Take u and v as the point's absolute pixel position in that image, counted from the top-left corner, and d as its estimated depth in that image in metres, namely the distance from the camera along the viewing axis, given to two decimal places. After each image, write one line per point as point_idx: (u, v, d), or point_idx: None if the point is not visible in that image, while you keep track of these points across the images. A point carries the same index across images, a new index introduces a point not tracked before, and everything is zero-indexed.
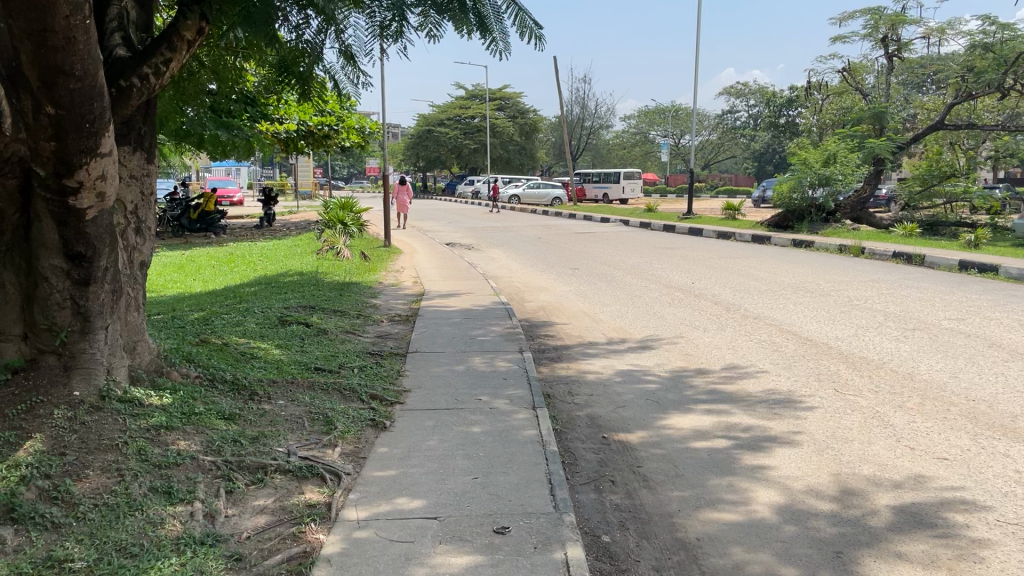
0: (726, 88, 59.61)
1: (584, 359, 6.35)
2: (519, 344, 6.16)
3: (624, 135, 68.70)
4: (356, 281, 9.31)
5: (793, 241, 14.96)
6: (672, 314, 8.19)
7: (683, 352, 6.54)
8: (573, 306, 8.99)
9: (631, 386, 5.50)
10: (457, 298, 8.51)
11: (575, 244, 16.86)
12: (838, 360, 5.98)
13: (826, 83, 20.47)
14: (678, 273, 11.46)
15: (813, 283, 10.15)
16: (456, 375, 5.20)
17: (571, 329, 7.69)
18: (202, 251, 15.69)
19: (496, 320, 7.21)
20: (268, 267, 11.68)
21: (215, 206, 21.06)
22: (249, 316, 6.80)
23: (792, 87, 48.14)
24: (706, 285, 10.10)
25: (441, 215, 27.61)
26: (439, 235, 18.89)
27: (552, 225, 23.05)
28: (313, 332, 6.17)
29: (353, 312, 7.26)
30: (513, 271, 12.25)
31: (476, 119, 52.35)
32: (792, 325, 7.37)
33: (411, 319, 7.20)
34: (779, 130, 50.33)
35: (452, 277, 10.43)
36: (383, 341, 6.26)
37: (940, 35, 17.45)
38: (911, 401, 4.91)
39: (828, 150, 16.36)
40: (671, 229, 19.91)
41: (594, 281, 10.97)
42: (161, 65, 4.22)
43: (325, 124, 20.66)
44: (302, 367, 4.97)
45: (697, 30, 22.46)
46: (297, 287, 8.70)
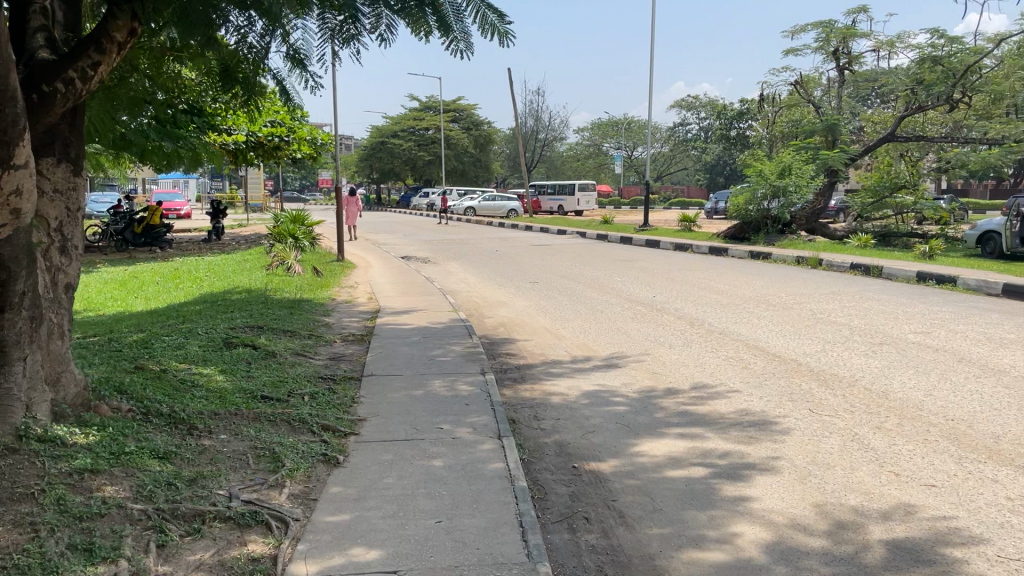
0: (678, 101, 60.31)
1: (548, 380, 6.08)
2: (481, 365, 5.86)
3: (578, 147, 68.98)
4: (308, 299, 8.92)
5: (751, 253, 14.93)
6: (635, 329, 7.97)
7: (651, 370, 6.31)
8: (533, 322, 8.73)
9: (599, 409, 5.24)
10: (413, 316, 8.18)
11: (533, 257, 16.64)
12: (810, 377, 5.80)
13: (778, 96, 20.66)
14: (639, 286, 11.28)
15: (774, 295, 10.06)
16: (414, 400, 4.88)
17: (532, 347, 7.41)
18: (146, 267, 15.09)
19: (455, 339, 6.90)
20: (215, 284, 11.21)
21: (161, 220, 20.37)
22: (191, 338, 6.38)
23: (743, 100, 48.86)
24: (667, 299, 9.93)
25: (395, 228, 27.21)
26: (394, 248, 18.50)
27: (509, 237, 22.84)
28: (260, 356, 5.78)
29: (304, 333, 6.87)
30: (471, 285, 11.95)
31: (430, 130, 52.02)
32: (759, 340, 7.22)
33: (366, 338, 6.86)
34: (730, 142, 50.98)
35: (409, 292, 10.10)
36: (335, 363, 5.90)
37: (889, 49, 17.74)
38: (888, 422, 4.74)
39: (783, 162, 16.28)
40: (628, 241, 19.82)
41: (554, 295, 10.73)
42: (88, 68, 3.87)
43: (275, 134, 20.16)
44: (247, 396, 4.60)
45: (651, 43, 22.53)
46: (245, 305, 8.27)
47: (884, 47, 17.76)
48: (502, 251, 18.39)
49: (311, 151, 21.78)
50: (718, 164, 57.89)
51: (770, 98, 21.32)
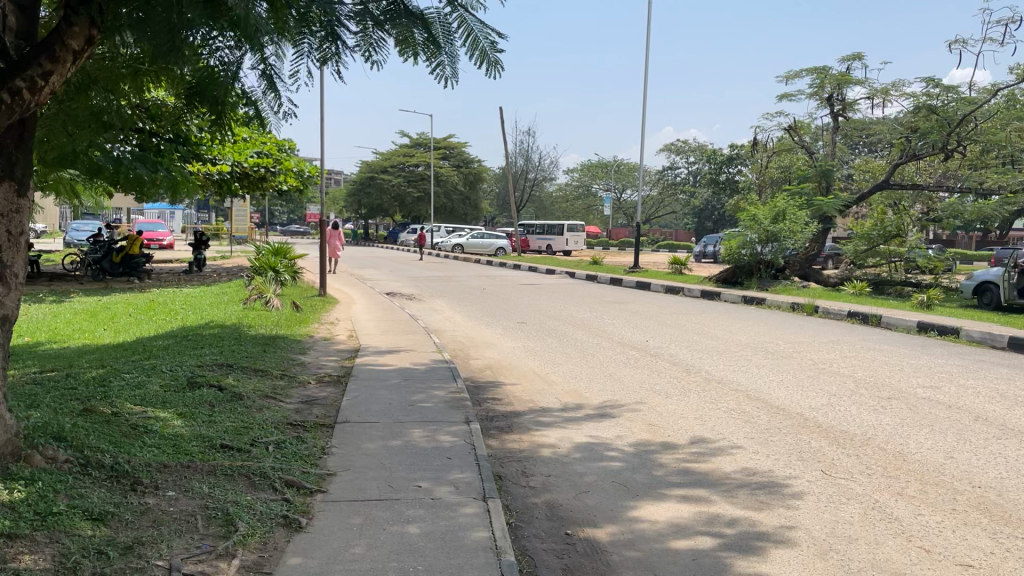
0: (667, 145, 60.68)
1: (538, 430, 5.64)
2: (465, 413, 5.41)
3: (568, 187, 69.14)
4: (284, 335, 8.47)
5: (744, 298, 14.63)
6: (629, 376, 7.57)
7: (647, 421, 5.89)
8: (522, 365, 8.31)
9: (593, 465, 4.80)
10: (396, 356, 7.74)
11: (521, 297, 16.26)
12: (819, 434, 5.41)
13: (771, 141, 20.59)
14: (630, 330, 10.93)
15: (772, 343, 9.72)
16: (391, 452, 4.44)
17: (520, 392, 6.97)
18: (120, 298, 14.60)
19: (438, 382, 6.46)
20: (190, 317, 10.74)
21: (141, 250, 19.91)
22: (154, 377, 5.91)
23: (732, 145, 49.11)
24: (661, 344, 9.57)
25: (381, 263, 26.80)
26: (379, 284, 18.08)
27: (497, 276, 22.47)
28: (226, 399, 5.32)
29: (276, 373, 6.42)
30: (457, 324, 11.54)
31: (420, 167, 51.95)
32: (760, 391, 6.84)
33: (343, 380, 6.41)
34: (719, 186, 51.11)
35: (392, 331, 9.66)
36: (308, 408, 5.45)
37: (884, 96, 17.69)
38: (910, 488, 4.34)
39: (777, 207, 15.96)
40: (618, 282, 19.50)
41: (543, 337, 10.32)
42: (38, 78, 3.49)
43: (262, 165, 19.83)
44: (205, 445, 4.14)
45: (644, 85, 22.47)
46: (217, 341, 7.81)
47: (878, 94, 17.71)
48: (489, 289, 18.00)
49: (298, 183, 21.46)
50: (707, 208, 58.00)
51: (762, 142, 21.18)
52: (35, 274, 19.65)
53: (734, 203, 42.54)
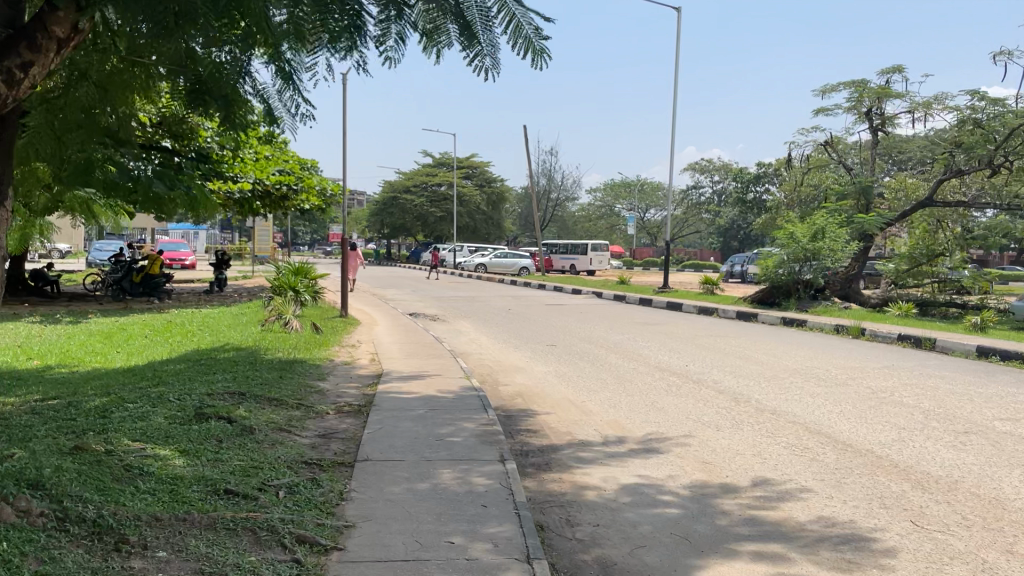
0: (692, 165, 60.10)
1: (579, 469, 5.06)
2: (499, 450, 4.86)
3: (590, 207, 68.69)
4: (302, 359, 7.97)
5: (783, 319, 13.98)
6: (674, 406, 6.98)
7: (700, 459, 5.30)
8: (556, 392, 7.74)
9: (647, 512, 4.22)
10: (421, 382, 7.21)
11: (549, 318, 15.72)
12: (899, 475, 4.80)
13: (805, 157, 19.99)
14: (668, 353, 10.36)
15: (821, 367, 9.12)
16: (418, 497, 3.89)
17: (557, 424, 6.41)
18: (137, 319, 14.21)
19: (467, 412, 5.92)
20: (205, 339, 10.30)
21: (161, 270, 19.62)
22: (158, 407, 5.40)
23: (760, 165, 48.39)
24: (703, 369, 8.99)
25: (404, 283, 26.37)
26: (403, 304, 17.61)
27: (522, 296, 21.93)
28: (234, 433, 4.79)
29: (292, 402, 5.90)
30: (484, 347, 11.00)
31: (443, 187, 51.76)
32: (819, 423, 6.25)
33: (364, 411, 5.88)
34: (746, 206, 50.31)
35: (416, 354, 9.14)
36: (325, 442, 4.92)
37: (925, 110, 17.12)
38: (1021, 545, 3.73)
39: (816, 224, 15.33)
40: (647, 303, 18.89)
41: (576, 361, 9.76)
42: (16, 69, 3.39)
43: (284, 183, 19.55)
44: (206, 491, 3.61)
45: (673, 101, 21.99)
46: (232, 366, 7.33)
47: (919, 108, 17.14)
48: (515, 310, 17.47)
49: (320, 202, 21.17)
50: (732, 228, 57.24)
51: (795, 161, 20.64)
52: (55, 295, 19.39)
53: (761, 222, 41.84)
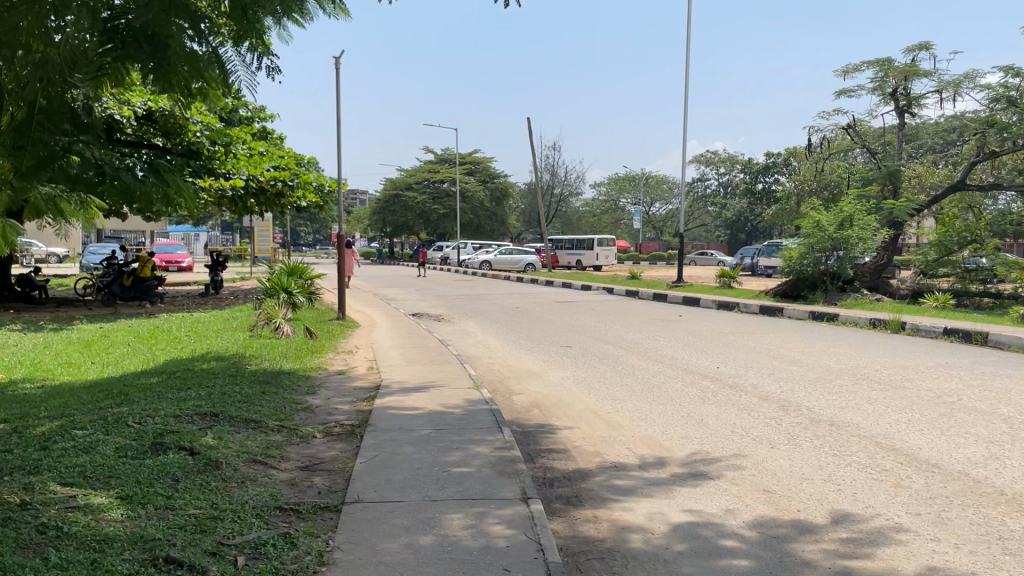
0: (697, 157, 59.04)
1: (618, 503, 4.19)
2: (521, 482, 3.98)
3: (595, 203, 67.74)
4: (291, 370, 7.08)
5: (812, 314, 13.08)
6: (715, 418, 6.09)
7: (761, 488, 4.40)
8: (578, 402, 6.85)
9: (712, 564, 3.36)
10: (425, 394, 6.32)
11: (560, 316, 14.83)
12: (1011, 507, 3.93)
13: (825, 142, 19.06)
14: (695, 353, 9.50)
15: (867, 367, 8.25)
16: (421, 557, 3.01)
17: (583, 443, 5.52)
18: (122, 325, 13.35)
19: (479, 430, 5.04)
20: (189, 347, 9.40)
21: (154, 272, 18.78)
22: (111, 436, 4.52)
23: (769, 154, 47.16)
24: (737, 371, 8.14)
25: (406, 282, 25.51)
26: (405, 304, 16.73)
27: (530, 293, 21.07)
28: (195, 469, 3.89)
29: (274, 425, 4.98)
30: (494, 350, 10.13)
31: (446, 183, 50.83)
32: (890, 438, 5.37)
33: (357, 433, 5.00)
34: (755, 197, 49.03)
35: (420, 360, 8.26)
36: (308, 477, 4.04)
37: (954, 89, 16.20)
38: None
39: (843, 211, 14.33)
40: (662, 298, 18.01)
41: (596, 365, 8.90)
42: None
43: (279, 179, 18.52)
44: (137, 561, 2.74)
45: (686, 85, 21.10)
46: (210, 379, 6.45)
47: (947, 87, 16.23)
48: (524, 307, 16.59)
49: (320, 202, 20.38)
50: (739, 220, 56.22)
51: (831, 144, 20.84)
52: (43, 300, 18.56)
53: (771, 214, 40.86)
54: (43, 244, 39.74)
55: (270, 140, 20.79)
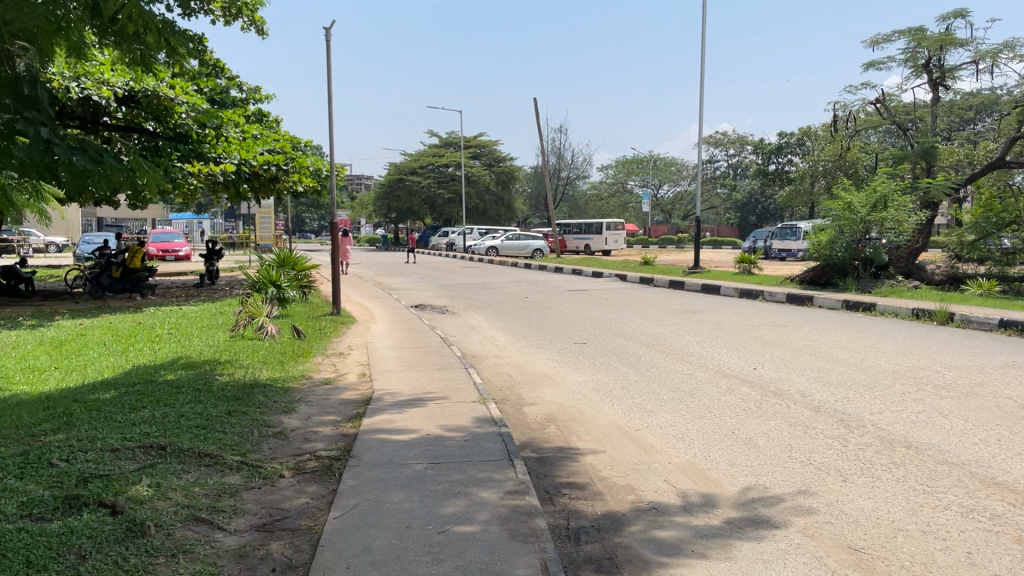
0: (706, 138, 57.67)
1: (666, 569, 3.25)
2: (541, 549, 3.04)
3: (602, 185, 66.57)
4: (268, 379, 6.13)
5: (845, 303, 12.10)
6: (766, 439, 5.13)
7: (846, 546, 3.46)
8: (601, 416, 5.91)
9: None
10: (423, 410, 5.37)
11: (572, 306, 13.88)
12: None
13: (851, 118, 18.02)
14: (727, 351, 8.55)
15: (926, 366, 7.29)
16: None
17: (612, 474, 4.56)
18: (102, 321, 12.45)
19: (486, 464, 4.11)
20: (163, 349, 8.47)
21: (144, 263, 17.90)
22: (22, 482, 3.58)
23: (782, 133, 45.48)
24: (777, 374, 7.19)
25: (410, 269, 24.63)
26: (408, 295, 15.81)
27: (539, 280, 20.15)
28: (111, 538, 2.94)
29: (233, 461, 4.02)
30: (502, 348, 9.21)
31: (451, 168, 49.82)
32: (987, 466, 4.42)
33: (336, 470, 4.06)
34: (768, 178, 46.50)
35: (420, 363, 7.32)
36: (263, 544, 3.09)
37: (992, 60, 15.12)
38: None
39: (878, 192, 13.36)
40: (678, 285, 17.06)
41: (617, 365, 7.97)
42: None
43: (273, 163, 17.15)
44: None
45: (702, 62, 20.10)
46: (171, 395, 5.49)
47: (984, 58, 15.15)
48: (533, 297, 15.63)
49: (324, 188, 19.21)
50: (749, 202, 54.89)
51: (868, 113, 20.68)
52: (29, 294, 17.70)
53: (784, 195, 39.71)
54: (40, 233, 38.99)
55: (265, 123, 19.81)
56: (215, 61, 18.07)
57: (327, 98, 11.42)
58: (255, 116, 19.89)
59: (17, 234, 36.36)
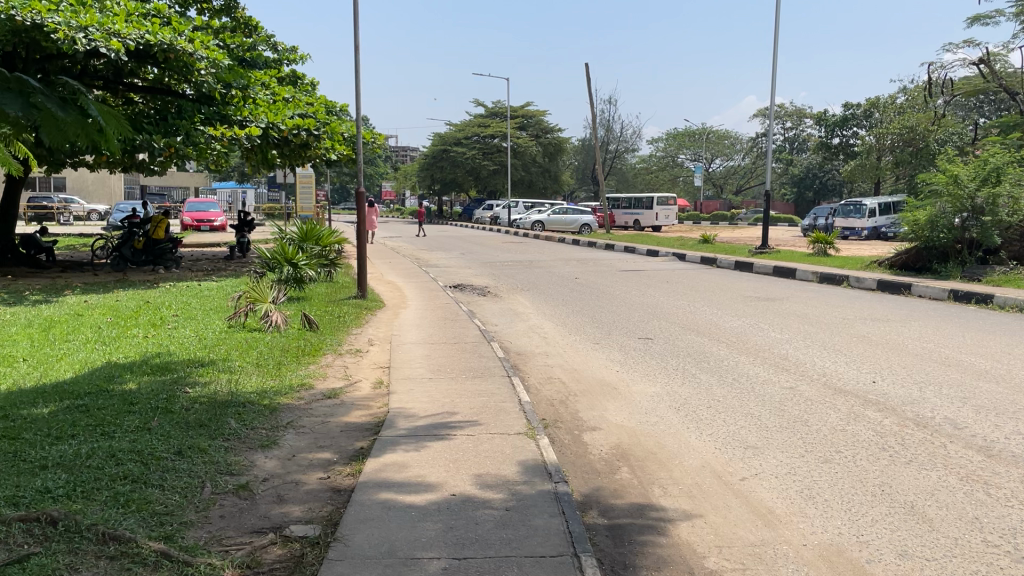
0: (762, 109, 55.03)
1: None
2: None
3: (651, 158, 64.30)
4: (252, 393, 4.70)
5: (952, 292, 10.37)
6: (937, 509, 3.58)
7: None
8: (689, 454, 4.39)
9: None
10: (449, 446, 3.91)
11: (629, 290, 12.32)
12: None
13: (949, 80, 16.14)
14: (828, 357, 6.97)
15: None
16: None
17: (724, 565, 3.07)
18: (108, 298, 11.25)
19: (539, 566, 2.64)
20: (152, 340, 7.12)
21: (168, 234, 16.76)
22: None
23: (846, 104, 42.74)
24: (908, 394, 5.61)
25: (452, 244, 23.22)
26: (446, 273, 14.39)
27: (589, 258, 18.62)
28: None
29: (150, 551, 2.61)
30: (554, 343, 7.76)
31: (496, 138, 48.14)
32: None
33: (310, 568, 2.62)
34: (830, 151, 44.06)
35: (452, 366, 5.88)
36: None
37: None
38: None
39: (990, 163, 11.63)
40: (744, 267, 15.38)
41: (696, 372, 6.44)
42: None
43: (303, 128, 15.70)
44: None
45: (777, 21, 18.30)
46: (115, 418, 4.10)
47: None
48: (585, 278, 14.08)
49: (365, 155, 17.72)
50: (807, 177, 52.18)
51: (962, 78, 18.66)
52: (49, 264, 16.70)
53: (849, 170, 37.26)
54: (80, 201, 38.40)
55: (299, 86, 18.53)
56: (244, 17, 16.85)
57: (355, 60, 10.11)
58: (289, 79, 18.64)
59: (58, 202, 35.93)
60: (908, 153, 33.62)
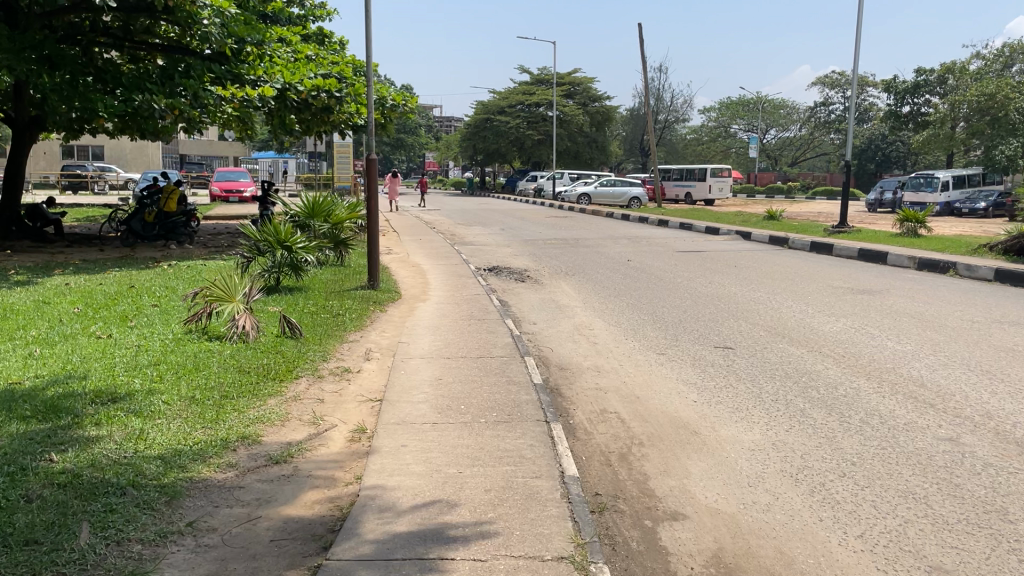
0: (821, 76, 51.64)
1: None
2: None
3: (703, 128, 61.32)
4: (151, 460, 3.07)
5: None
6: None
7: None
8: None
9: None
10: None
11: (692, 276, 10.48)
12: None
13: None
14: (981, 385, 5.11)
15: None
16: None
17: None
18: (91, 282, 9.76)
19: None
20: (92, 345, 5.53)
21: (183, 206, 15.33)
22: None
23: (918, 69, 39.52)
24: None
25: (492, 218, 21.47)
26: (481, 253, 12.71)
27: (642, 235, 16.76)
28: None
29: None
30: (607, 354, 6.03)
31: (541, 107, 46.04)
32: None
33: None
34: (898, 121, 40.74)
35: (470, 401, 4.19)
36: None
37: None
38: None
39: None
40: (821, 249, 13.41)
41: (808, 410, 4.64)
42: None
43: (323, 88, 13.98)
44: None
45: None
46: None
47: None
48: (640, 260, 12.25)
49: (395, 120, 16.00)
50: (869, 148, 48.98)
51: None
52: (57, 238, 15.40)
53: (919, 140, 34.47)
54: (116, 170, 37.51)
55: (326, 45, 16.92)
56: None
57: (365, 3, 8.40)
58: (315, 37, 17.02)
59: (93, 172, 35.09)
60: (985, 121, 30.74)
